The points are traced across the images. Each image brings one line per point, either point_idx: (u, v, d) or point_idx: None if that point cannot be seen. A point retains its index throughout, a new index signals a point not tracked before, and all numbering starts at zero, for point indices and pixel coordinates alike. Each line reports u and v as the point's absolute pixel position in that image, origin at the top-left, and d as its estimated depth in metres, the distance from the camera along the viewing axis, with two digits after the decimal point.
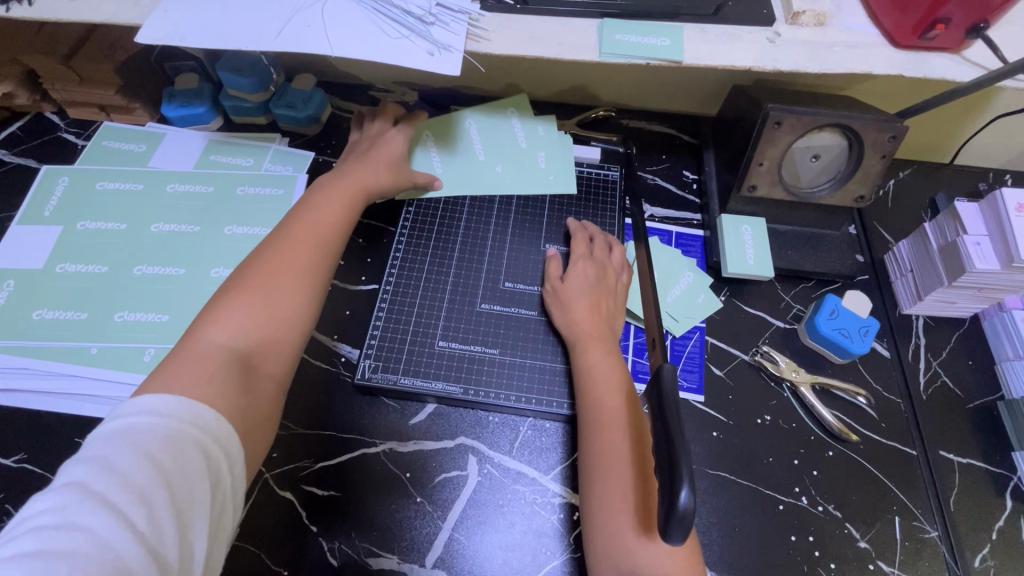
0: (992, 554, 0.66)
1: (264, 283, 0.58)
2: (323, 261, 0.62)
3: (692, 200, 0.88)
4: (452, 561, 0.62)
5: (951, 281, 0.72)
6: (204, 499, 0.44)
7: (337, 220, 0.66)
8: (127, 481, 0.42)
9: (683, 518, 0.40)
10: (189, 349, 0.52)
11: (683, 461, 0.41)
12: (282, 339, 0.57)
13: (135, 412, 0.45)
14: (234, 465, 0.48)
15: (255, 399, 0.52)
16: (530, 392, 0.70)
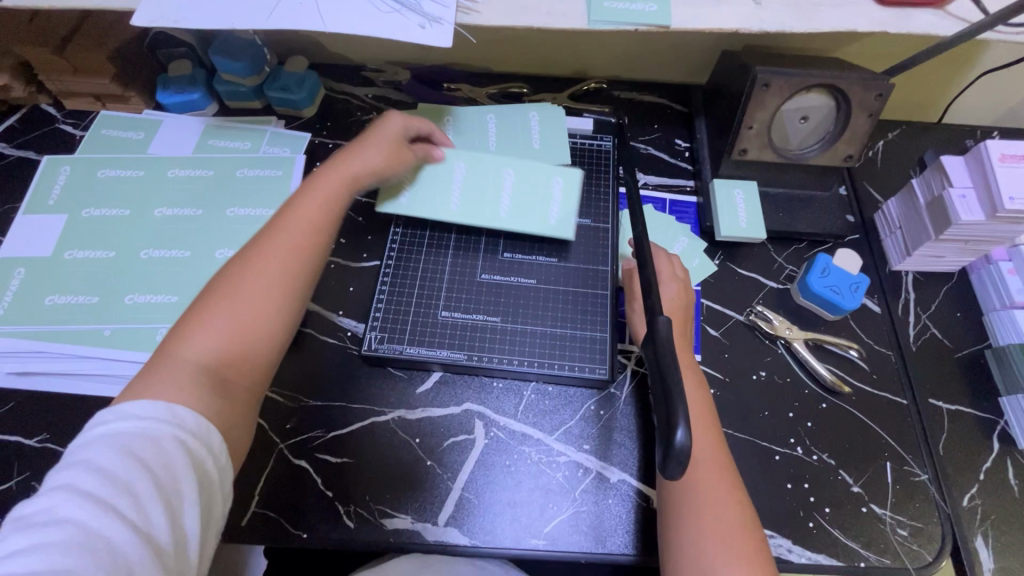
0: (979, 493, 0.69)
1: (236, 288, 0.55)
2: (302, 264, 0.59)
3: (685, 167, 0.89)
4: (463, 519, 0.65)
5: (939, 234, 0.74)
6: (191, 488, 0.45)
7: (320, 220, 0.61)
8: (111, 478, 0.43)
9: (680, 454, 0.42)
10: (168, 353, 0.52)
11: (678, 403, 0.43)
12: (260, 347, 0.55)
13: (116, 414, 0.46)
14: (219, 457, 0.49)
15: (232, 405, 0.52)
16: (533, 356, 0.72)
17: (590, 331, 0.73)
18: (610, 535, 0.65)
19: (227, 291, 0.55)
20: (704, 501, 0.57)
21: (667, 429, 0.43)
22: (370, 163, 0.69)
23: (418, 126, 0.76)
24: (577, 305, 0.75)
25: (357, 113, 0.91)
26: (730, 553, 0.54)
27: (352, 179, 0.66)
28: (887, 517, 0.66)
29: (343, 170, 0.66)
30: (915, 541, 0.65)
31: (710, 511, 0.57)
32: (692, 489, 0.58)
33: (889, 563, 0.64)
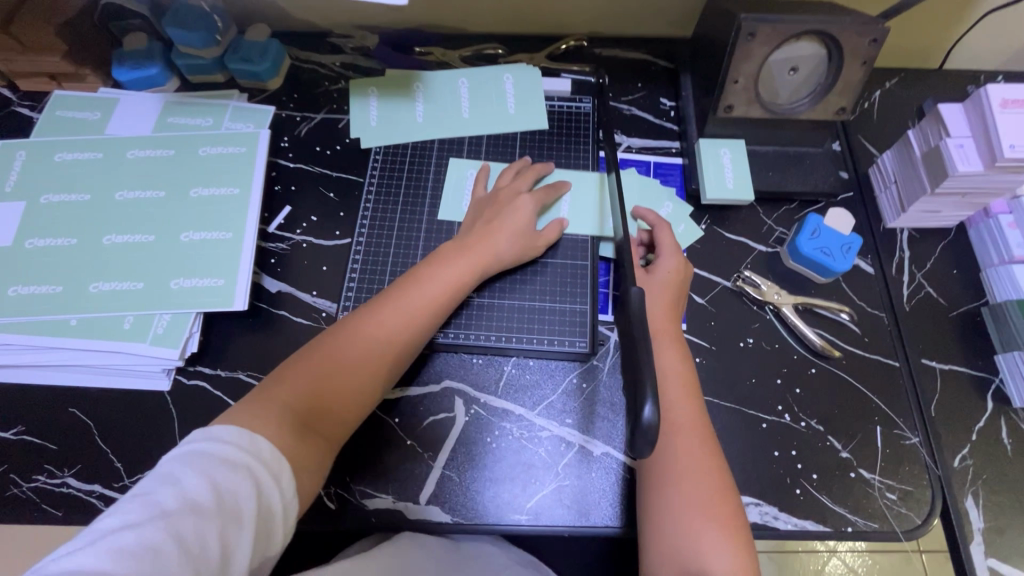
0: (971, 454, 0.67)
1: (345, 351, 0.61)
2: (404, 342, 0.63)
3: (671, 127, 0.85)
4: (444, 497, 0.65)
5: (934, 188, 0.70)
6: (250, 516, 0.48)
7: (430, 300, 0.66)
8: (183, 495, 0.46)
9: (648, 430, 0.41)
10: (271, 387, 0.58)
11: (646, 378, 0.42)
12: (342, 409, 0.60)
13: (202, 435, 0.51)
14: (283, 495, 0.51)
15: (307, 455, 0.55)
16: (509, 331, 0.71)
17: (569, 304, 0.72)
18: (593, 508, 0.64)
19: (337, 350, 0.61)
20: (682, 472, 0.57)
21: (635, 406, 0.41)
22: (508, 236, 0.70)
23: (538, 169, 0.77)
24: (558, 281, 0.73)
25: (325, 82, 0.86)
26: (708, 522, 0.55)
27: (492, 258, 0.69)
28: (876, 481, 0.65)
29: (487, 244, 0.69)
30: (904, 504, 0.64)
31: (688, 482, 0.57)
32: (671, 461, 0.58)
33: (876, 527, 0.63)
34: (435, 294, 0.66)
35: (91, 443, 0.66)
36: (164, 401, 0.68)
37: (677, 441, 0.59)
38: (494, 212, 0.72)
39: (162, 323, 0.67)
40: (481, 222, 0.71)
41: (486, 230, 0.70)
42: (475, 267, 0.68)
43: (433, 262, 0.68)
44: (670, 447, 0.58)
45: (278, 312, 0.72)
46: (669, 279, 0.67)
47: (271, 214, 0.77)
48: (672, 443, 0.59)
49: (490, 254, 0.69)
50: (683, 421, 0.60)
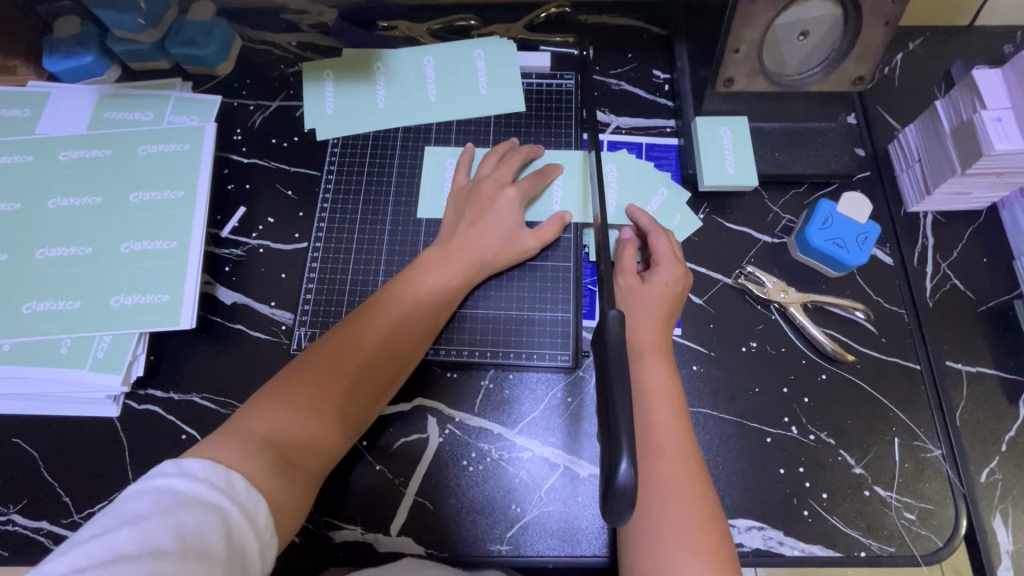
0: (1000, 467, 0.61)
1: (329, 373, 0.55)
2: (393, 360, 0.58)
3: (665, 104, 0.75)
4: (417, 526, 0.59)
5: (965, 168, 0.62)
6: (221, 561, 0.41)
7: (417, 313, 0.60)
8: (144, 537, 0.39)
9: (623, 492, 0.37)
10: (247, 419, 0.52)
11: (622, 431, 0.39)
12: (327, 439, 0.54)
13: (171, 469, 0.45)
14: (259, 539, 0.45)
15: (292, 494, 0.50)
16: (484, 344, 0.64)
17: (550, 311, 0.66)
18: (580, 537, 0.59)
19: (321, 372, 0.55)
20: (665, 496, 0.51)
21: (609, 462, 0.38)
22: (498, 238, 0.64)
23: (524, 152, 0.68)
24: (539, 284, 0.66)
25: (279, 64, 0.77)
26: (689, 553, 0.48)
27: (481, 263, 0.63)
28: (893, 500, 0.59)
29: (474, 247, 0.63)
30: (924, 525, 0.58)
31: (671, 507, 0.50)
32: (652, 481, 0.52)
33: (892, 551, 0.58)
34: (424, 305, 0.60)
35: (36, 476, 0.61)
36: (112, 428, 0.62)
37: (659, 459, 0.52)
38: (479, 206, 0.65)
39: (103, 345, 0.62)
40: (466, 220, 0.64)
41: (472, 230, 0.64)
42: (465, 274, 0.62)
43: (419, 269, 0.62)
44: (652, 466, 0.52)
45: (235, 326, 0.66)
46: (669, 294, 0.60)
47: (223, 217, 0.70)
48: (653, 462, 0.52)
49: (478, 258, 0.63)
50: (671, 439, 0.53)
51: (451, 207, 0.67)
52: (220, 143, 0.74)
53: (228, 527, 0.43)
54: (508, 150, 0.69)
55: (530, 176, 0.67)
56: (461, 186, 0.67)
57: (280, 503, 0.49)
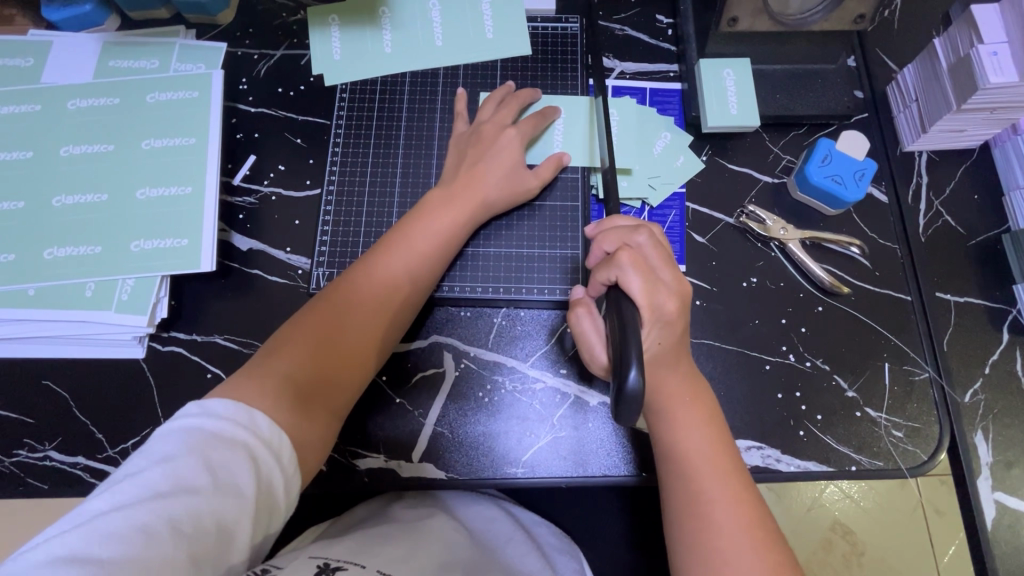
0: (983, 388, 0.65)
1: (342, 318, 0.57)
2: (404, 298, 0.60)
3: (668, 48, 0.76)
4: (439, 453, 0.63)
5: (960, 103, 0.64)
6: (252, 495, 0.45)
7: (423, 255, 0.62)
8: (176, 475, 0.43)
9: (632, 396, 0.44)
10: (268, 359, 0.54)
11: (630, 349, 0.46)
12: (345, 380, 0.56)
13: (195, 411, 0.47)
14: (285, 474, 0.48)
15: (317, 430, 0.53)
16: (498, 282, 0.67)
17: (559, 249, 0.68)
18: (590, 459, 0.63)
19: (333, 316, 0.57)
20: (700, 462, 0.53)
21: (621, 372, 0.45)
22: (502, 183, 0.65)
23: (524, 97, 0.69)
24: (546, 224, 0.68)
25: (282, 13, 0.77)
26: (731, 516, 0.50)
27: (483, 204, 0.65)
28: (883, 420, 0.63)
29: (475, 189, 0.64)
30: (911, 442, 0.63)
31: (708, 475, 0.52)
32: (682, 448, 0.54)
33: (881, 465, 0.62)
34: (428, 247, 0.62)
35: (68, 414, 0.63)
36: (140, 368, 0.64)
37: (687, 425, 0.54)
38: (476, 150, 0.66)
39: (126, 287, 0.64)
40: (466, 163, 0.66)
41: (473, 174, 0.65)
42: (467, 215, 0.64)
43: (423, 213, 0.63)
44: (681, 433, 0.54)
45: (251, 271, 0.68)
46: (655, 300, 0.53)
47: (234, 165, 0.71)
48: (682, 428, 0.54)
49: (480, 198, 0.64)
50: (694, 408, 0.55)
51: (450, 155, 0.68)
52: (226, 92, 0.74)
53: (255, 465, 0.46)
54: (502, 94, 0.70)
55: (528, 117, 0.68)
56: (462, 131, 0.69)
57: (305, 436, 0.51)
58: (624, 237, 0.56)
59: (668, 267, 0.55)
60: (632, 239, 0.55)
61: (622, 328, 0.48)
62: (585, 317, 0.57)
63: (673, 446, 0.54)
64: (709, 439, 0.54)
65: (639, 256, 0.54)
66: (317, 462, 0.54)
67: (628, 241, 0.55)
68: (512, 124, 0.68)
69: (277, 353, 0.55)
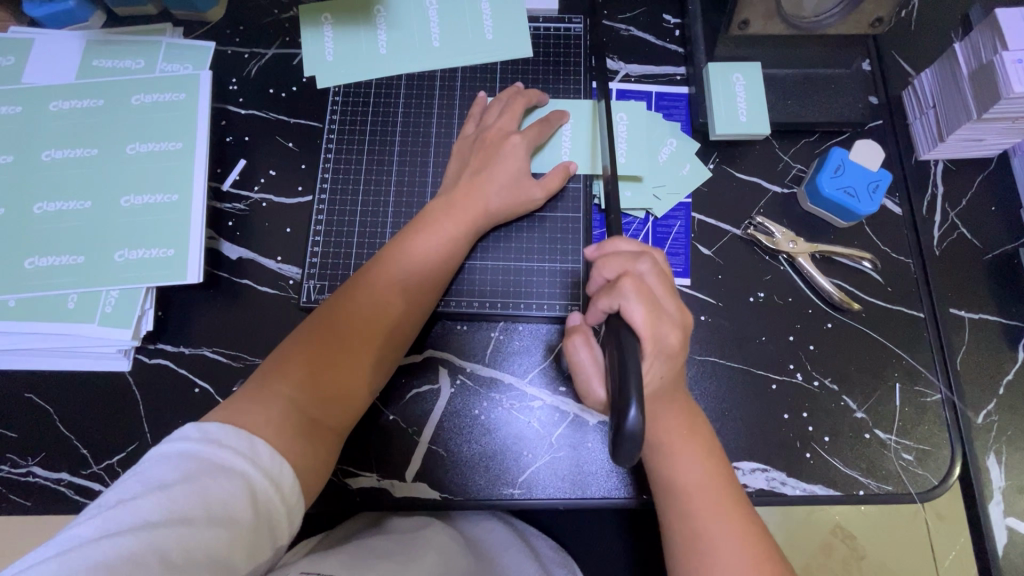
0: (997, 409, 0.63)
1: (341, 336, 0.55)
2: (407, 313, 0.58)
3: (675, 50, 0.73)
4: (434, 473, 0.61)
5: (981, 113, 0.61)
6: (248, 527, 0.43)
7: (425, 268, 0.59)
8: (171, 503, 0.41)
9: (633, 436, 0.42)
10: (265, 381, 0.52)
11: (632, 385, 0.43)
12: (345, 400, 0.54)
13: (192, 433, 0.45)
14: (285, 502, 0.46)
15: (316, 453, 0.51)
16: (496, 296, 0.64)
17: (559, 262, 0.65)
18: (590, 481, 0.61)
19: (331, 333, 0.55)
20: (699, 501, 0.51)
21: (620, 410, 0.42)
22: (507, 192, 0.63)
23: (527, 101, 0.66)
24: (548, 235, 0.66)
25: (273, 10, 0.74)
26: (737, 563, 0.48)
27: (487, 214, 0.62)
28: (892, 442, 0.61)
29: (478, 200, 0.62)
30: (921, 465, 0.61)
31: (708, 516, 0.50)
32: (681, 488, 0.51)
33: (890, 489, 0.60)
34: (431, 259, 0.59)
35: (52, 429, 0.61)
36: (126, 381, 0.62)
37: (683, 463, 0.52)
38: (480, 157, 0.63)
39: (111, 300, 0.62)
40: (469, 171, 0.63)
41: (476, 183, 0.62)
42: (469, 226, 0.61)
43: (424, 225, 0.61)
44: (680, 473, 0.52)
45: (241, 281, 0.66)
46: (658, 330, 0.50)
47: (223, 170, 0.69)
48: (678, 466, 0.52)
49: (483, 208, 0.62)
50: (690, 444, 0.53)
51: (454, 163, 0.65)
52: (215, 93, 0.71)
53: (253, 494, 0.44)
54: (506, 100, 0.66)
55: (533, 125, 0.65)
56: (467, 135, 0.66)
57: (305, 462, 0.50)
58: (625, 265, 0.53)
59: (670, 297, 0.52)
60: (634, 267, 0.53)
61: (622, 361, 0.46)
62: (582, 347, 0.55)
63: (671, 486, 0.52)
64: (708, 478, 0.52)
65: (642, 284, 0.51)
66: (319, 485, 0.52)
67: (630, 269, 0.53)
68: (518, 131, 0.65)
69: (275, 374, 0.52)
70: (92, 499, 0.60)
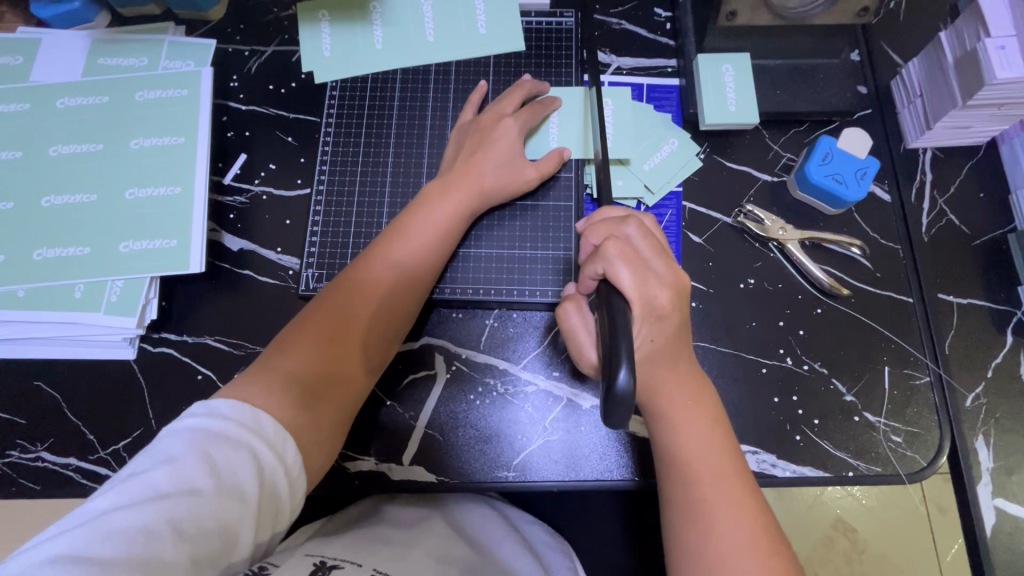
0: (986, 392, 0.64)
1: (345, 313, 0.56)
2: (408, 292, 0.59)
3: (666, 43, 0.74)
4: (431, 457, 0.62)
5: (966, 100, 0.62)
6: (257, 497, 0.43)
7: (424, 245, 0.60)
8: (180, 475, 0.42)
9: (622, 397, 0.43)
10: (269, 359, 0.53)
11: (620, 346, 0.45)
12: (350, 376, 0.55)
13: (200, 409, 0.46)
14: (289, 475, 0.47)
15: (322, 427, 0.52)
16: (492, 283, 0.66)
17: (552, 249, 0.67)
18: (584, 463, 0.62)
19: (334, 311, 0.56)
20: (701, 467, 0.51)
21: (609, 374, 0.44)
22: (501, 173, 0.64)
23: (520, 89, 0.68)
24: (540, 223, 0.67)
25: (273, 8, 0.75)
26: (735, 526, 0.49)
27: (482, 194, 0.63)
28: (881, 425, 0.62)
29: (474, 180, 0.63)
30: (910, 447, 0.61)
31: (710, 484, 0.51)
32: (683, 455, 0.52)
33: (879, 470, 0.61)
34: (431, 239, 0.61)
35: (60, 416, 0.63)
36: (131, 369, 0.64)
37: (689, 430, 0.53)
38: (475, 139, 0.65)
39: (115, 289, 0.63)
40: (465, 153, 0.65)
41: (470, 165, 0.64)
42: (468, 205, 0.63)
43: (423, 205, 0.62)
44: (684, 438, 0.53)
45: (243, 272, 0.67)
46: (645, 291, 0.52)
47: (225, 164, 0.70)
48: (683, 432, 0.53)
49: (479, 188, 0.63)
50: (694, 416, 0.54)
51: (451, 147, 0.67)
52: (217, 90, 0.73)
53: (259, 466, 0.45)
54: (501, 95, 0.68)
55: (528, 108, 0.67)
56: (462, 125, 0.68)
57: (310, 434, 0.50)
58: (612, 230, 0.55)
59: (659, 257, 0.54)
60: (620, 231, 0.55)
61: (613, 325, 0.47)
62: (574, 313, 0.57)
63: (675, 452, 0.53)
64: (711, 447, 0.52)
65: (626, 244, 0.53)
66: (326, 459, 0.52)
67: (616, 233, 0.55)
68: (513, 114, 0.66)
69: (280, 352, 0.53)
70: (99, 483, 0.61)
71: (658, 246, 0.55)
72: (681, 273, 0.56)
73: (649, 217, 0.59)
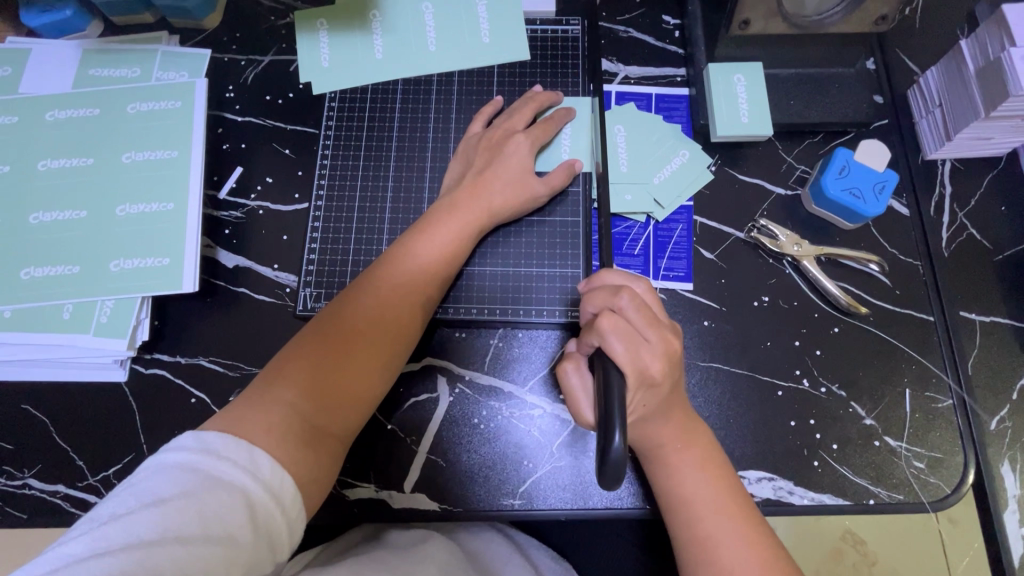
0: (1010, 415, 0.62)
1: (347, 339, 0.53)
2: (412, 316, 0.57)
3: (675, 51, 0.72)
4: (434, 484, 0.60)
5: (989, 111, 0.59)
6: (247, 545, 0.41)
7: (429, 269, 0.58)
8: (166, 521, 0.39)
9: (615, 464, 0.43)
10: (265, 386, 0.50)
11: (614, 411, 0.45)
12: (350, 406, 0.53)
13: (190, 443, 0.44)
14: (286, 517, 0.44)
15: (321, 461, 0.49)
16: (498, 303, 0.63)
17: (560, 268, 0.64)
18: (593, 492, 0.59)
19: (336, 336, 0.53)
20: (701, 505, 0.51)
21: (605, 436, 0.44)
22: (510, 191, 0.62)
23: (527, 103, 0.66)
24: (546, 239, 0.65)
25: (269, 16, 0.73)
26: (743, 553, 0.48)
27: (490, 214, 0.61)
28: (903, 449, 0.60)
29: (482, 200, 0.61)
30: (933, 473, 0.59)
31: (713, 519, 0.50)
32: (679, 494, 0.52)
33: (902, 498, 0.58)
34: (436, 262, 0.59)
35: (47, 441, 0.61)
36: (122, 392, 0.62)
37: (683, 469, 0.52)
38: (483, 157, 0.63)
39: (106, 310, 0.61)
40: (473, 171, 0.63)
41: (478, 184, 0.61)
42: (475, 227, 0.61)
43: (428, 224, 0.60)
44: (681, 480, 0.52)
45: (238, 290, 0.65)
46: (639, 362, 0.49)
47: (220, 178, 0.68)
48: (677, 473, 0.52)
49: (486, 208, 0.61)
50: (690, 451, 0.53)
51: (457, 164, 0.65)
52: (212, 101, 0.71)
53: (252, 509, 0.42)
54: (507, 110, 0.66)
55: (538, 123, 0.65)
56: (470, 138, 0.66)
57: (309, 470, 0.48)
58: (607, 298, 0.52)
59: (654, 327, 0.51)
60: (614, 302, 0.51)
61: (606, 393, 0.47)
62: (573, 373, 0.54)
63: (674, 494, 0.52)
64: (710, 480, 0.52)
65: (621, 319, 0.50)
66: (323, 494, 0.50)
67: (611, 304, 0.52)
68: (523, 130, 0.64)
69: (276, 381, 0.51)
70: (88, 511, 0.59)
71: (654, 316, 0.52)
72: (676, 339, 0.53)
73: (645, 282, 0.56)
